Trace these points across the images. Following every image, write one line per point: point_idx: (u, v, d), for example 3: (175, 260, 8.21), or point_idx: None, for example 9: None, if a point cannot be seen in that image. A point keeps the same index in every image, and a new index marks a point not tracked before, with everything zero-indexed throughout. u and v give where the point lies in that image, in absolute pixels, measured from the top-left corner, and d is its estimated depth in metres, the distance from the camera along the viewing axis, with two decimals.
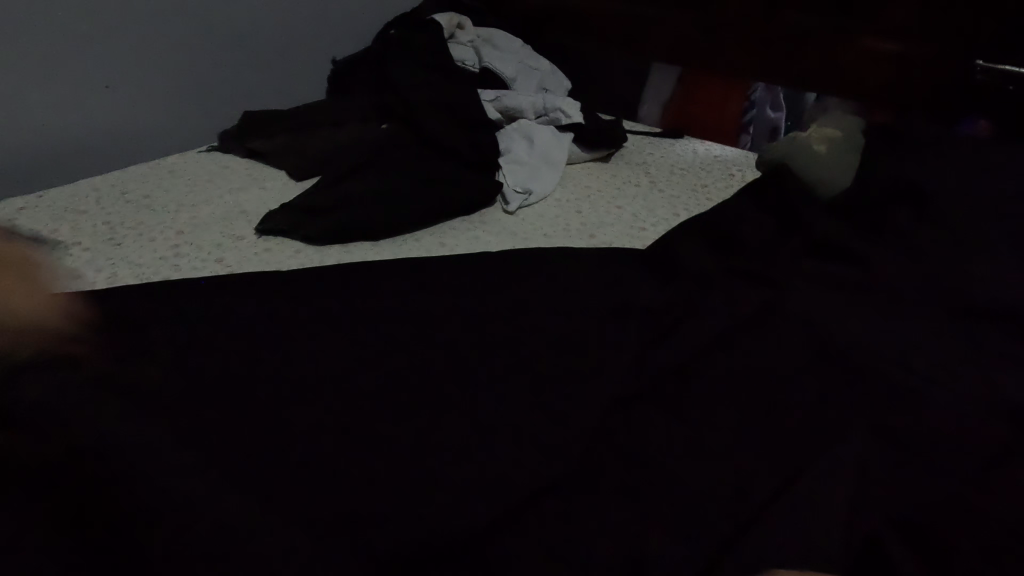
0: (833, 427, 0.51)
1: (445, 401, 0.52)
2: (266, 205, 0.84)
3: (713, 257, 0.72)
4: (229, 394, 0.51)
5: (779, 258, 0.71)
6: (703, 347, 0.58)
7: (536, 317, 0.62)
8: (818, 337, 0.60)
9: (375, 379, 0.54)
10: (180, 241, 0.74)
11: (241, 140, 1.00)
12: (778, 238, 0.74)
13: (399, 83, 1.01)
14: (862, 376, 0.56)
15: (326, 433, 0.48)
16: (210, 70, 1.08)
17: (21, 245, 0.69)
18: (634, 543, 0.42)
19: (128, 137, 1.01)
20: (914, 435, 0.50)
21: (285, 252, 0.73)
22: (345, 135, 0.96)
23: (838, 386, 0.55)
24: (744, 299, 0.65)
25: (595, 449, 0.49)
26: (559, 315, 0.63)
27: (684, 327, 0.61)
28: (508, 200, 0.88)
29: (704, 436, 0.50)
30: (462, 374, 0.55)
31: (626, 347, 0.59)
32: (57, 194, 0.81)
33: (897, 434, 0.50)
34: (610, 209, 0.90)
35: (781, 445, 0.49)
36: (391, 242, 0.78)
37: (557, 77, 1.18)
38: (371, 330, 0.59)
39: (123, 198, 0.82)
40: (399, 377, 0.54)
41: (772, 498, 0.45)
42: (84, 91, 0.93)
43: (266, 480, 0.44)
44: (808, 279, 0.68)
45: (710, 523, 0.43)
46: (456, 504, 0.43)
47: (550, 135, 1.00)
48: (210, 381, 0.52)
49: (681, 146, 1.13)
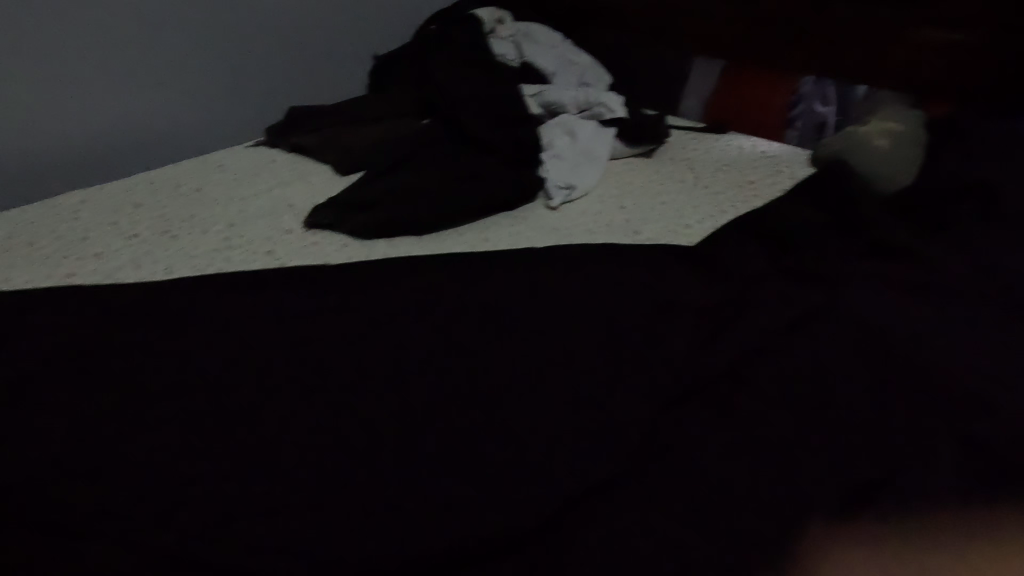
0: (894, 434, 0.49)
1: (491, 396, 0.52)
2: (312, 199, 0.85)
3: (763, 255, 0.70)
4: (282, 384, 0.52)
5: (832, 257, 0.69)
6: (756, 347, 0.57)
7: (581, 314, 0.62)
8: (876, 337, 0.57)
9: (420, 373, 0.54)
10: (232, 233, 0.76)
11: (286, 136, 1.01)
12: (832, 235, 0.72)
13: (441, 80, 1.01)
14: (925, 380, 0.54)
15: (374, 425, 0.49)
16: (257, 67, 1.11)
17: (85, 236, 0.73)
18: (683, 545, 0.41)
19: (181, 133, 1.04)
20: (981, 446, 0.47)
21: (332, 245, 0.75)
22: (388, 130, 0.97)
23: (900, 390, 0.53)
24: (795, 299, 0.63)
25: (644, 448, 0.48)
26: (604, 312, 0.62)
27: (733, 327, 0.60)
28: (550, 195, 0.87)
29: (756, 438, 0.49)
30: (507, 369, 0.54)
31: (673, 346, 0.57)
32: (116, 187, 0.84)
33: (965, 444, 0.47)
34: (654, 204, 0.88)
35: (838, 453, 0.47)
36: (435, 236, 0.78)
37: (598, 70, 1.17)
38: (417, 324, 0.60)
39: (176, 192, 0.85)
40: (445, 372, 0.54)
41: (828, 505, 0.43)
42: (141, 88, 0.96)
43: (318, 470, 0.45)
44: (864, 277, 0.65)
45: (764, 528, 0.42)
46: (500, 500, 0.43)
47: (592, 129, 0.99)
48: (263, 372, 0.53)
49: (726, 141, 1.10)
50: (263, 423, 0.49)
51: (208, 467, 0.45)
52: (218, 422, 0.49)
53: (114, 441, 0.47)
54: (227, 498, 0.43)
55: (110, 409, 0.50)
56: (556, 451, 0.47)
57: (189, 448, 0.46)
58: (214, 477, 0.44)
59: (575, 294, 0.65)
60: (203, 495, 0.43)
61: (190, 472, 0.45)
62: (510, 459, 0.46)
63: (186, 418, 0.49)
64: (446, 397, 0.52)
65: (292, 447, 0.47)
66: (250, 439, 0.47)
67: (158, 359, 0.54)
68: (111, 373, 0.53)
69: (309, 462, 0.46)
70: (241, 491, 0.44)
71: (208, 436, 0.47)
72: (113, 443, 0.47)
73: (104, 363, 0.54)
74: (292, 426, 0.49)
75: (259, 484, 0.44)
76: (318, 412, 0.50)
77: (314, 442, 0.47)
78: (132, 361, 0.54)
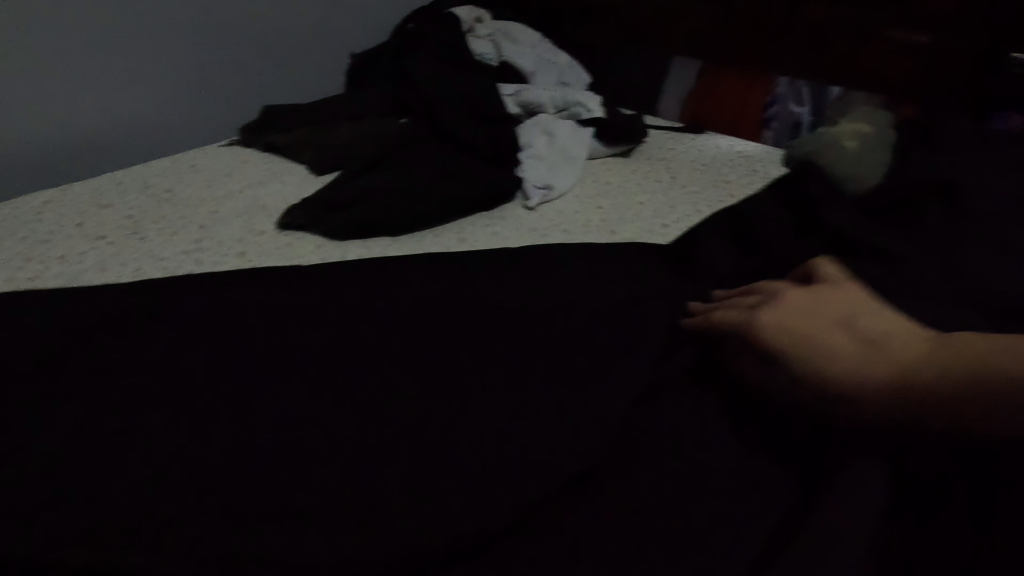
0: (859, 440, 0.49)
1: (465, 396, 0.51)
2: (286, 199, 0.84)
3: (736, 255, 0.71)
4: (250, 387, 0.51)
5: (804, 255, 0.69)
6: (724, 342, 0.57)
7: (556, 314, 0.62)
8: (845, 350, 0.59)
9: (393, 375, 0.53)
10: (202, 235, 0.75)
11: (261, 135, 1.00)
12: (804, 235, 0.73)
13: (418, 78, 1.00)
14: None
15: (343, 428, 0.48)
16: (228, 65, 1.09)
17: (48, 239, 0.71)
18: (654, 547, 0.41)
19: (151, 131, 1.02)
20: None
21: (306, 246, 0.74)
22: (364, 129, 0.96)
23: None
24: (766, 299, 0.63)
25: (615, 450, 0.48)
26: (579, 312, 0.62)
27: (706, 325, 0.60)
28: (528, 195, 0.87)
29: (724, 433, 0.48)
30: (481, 370, 0.54)
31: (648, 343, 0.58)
32: (82, 188, 0.82)
33: None
34: (631, 204, 0.89)
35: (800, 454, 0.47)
36: (410, 237, 0.77)
37: (576, 70, 1.17)
38: (390, 326, 0.59)
39: (146, 191, 0.83)
40: (418, 373, 0.54)
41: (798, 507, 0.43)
42: (109, 87, 0.94)
43: (282, 478, 0.44)
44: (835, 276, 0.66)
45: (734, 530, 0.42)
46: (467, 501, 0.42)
47: (570, 129, 0.99)
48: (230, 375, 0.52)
49: (703, 141, 1.11)
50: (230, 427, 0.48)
51: (168, 472, 0.44)
52: (184, 428, 0.47)
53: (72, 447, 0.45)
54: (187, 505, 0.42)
55: (67, 416, 0.48)
56: (530, 449, 0.46)
57: (152, 454, 0.45)
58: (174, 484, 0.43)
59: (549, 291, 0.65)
60: (163, 503, 0.42)
61: (152, 477, 0.43)
62: (479, 459, 0.46)
63: (149, 422, 0.48)
64: (418, 399, 0.51)
65: (258, 452, 0.46)
66: (216, 444, 0.46)
67: (122, 362, 0.53)
68: (71, 379, 0.51)
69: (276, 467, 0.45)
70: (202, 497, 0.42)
71: (171, 441, 0.46)
72: (71, 449, 0.45)
73: (63, 368, 0.52)
74: (261, 429, 0.48)
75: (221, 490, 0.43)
76: (287, 414, 0.49)
77: (280, 446, 0.46)
78: (95, 366, 0.53)
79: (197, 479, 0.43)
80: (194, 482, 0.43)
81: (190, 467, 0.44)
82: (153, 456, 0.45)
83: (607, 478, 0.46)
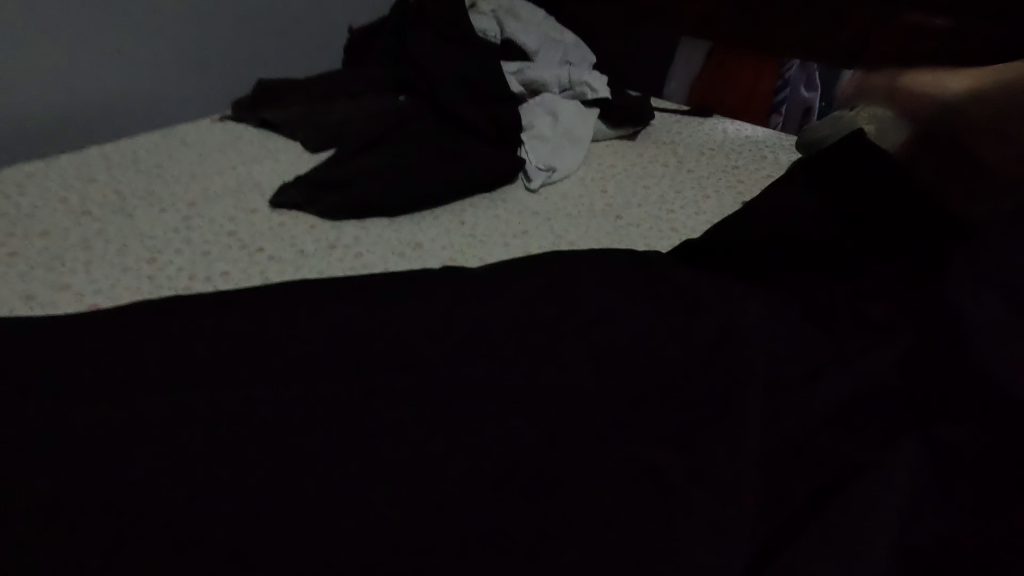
0: (874, 437, 0.46)
1: (465, 367, 0.47)
2: (280, 178, 0.81)
3: None
4: (227, 352, 0.46)
5: None
6: None
7: (564, 281, 0.56)
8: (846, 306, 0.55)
9: (384, 343, 0.48)
10: (191, 213, 0.72)
11: (254, 111, 0.97)
12: None
13: (418, 55, 0.97)
14: None
15: (331, 401, 0.43)
16: (220, 37, 1.05)
17: (30, 214, 0.68)
18: None
19: (140, 105, 0.99)
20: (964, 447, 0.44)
21: (299, 227, 0.71)
22: (362, 106, 0.93)
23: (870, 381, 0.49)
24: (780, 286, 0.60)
25: None
26: (589, 277, 0.57)
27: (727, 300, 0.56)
28: (530, 177, 0.84)
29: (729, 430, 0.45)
30: (484, 339, 0.49)
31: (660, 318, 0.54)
32: (66, 161, 0.79)
33: (943, 446, 0.44)
34: (637, 188, 0.86)
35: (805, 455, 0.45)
36: (407, 219, 0.75)
37: (581, 49, 1.13)
38: (382, 285, 0.54)
39: (134, 167, 0.80)
40: (416, 340, 0.49)
41: (803, 508, 0.41)
42: (95, 58, 0.90)
43: None
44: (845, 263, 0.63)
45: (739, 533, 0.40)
46: None
47: (574, 111, 0.97)
48: (205, 339, 0.47)
49: (710, 125, 1.08)
50: (205, 396, 0.43)
51: None
52: None
53: (27, 416, 0.40)
54: (156, 485, 0.37)
55: None
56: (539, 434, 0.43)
57: None
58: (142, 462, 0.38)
59: (555, 259, 0.58)
60: (127, 482, 0.37)
61: (117, 454, 0.39)
62: None
63: (114, 392, 0.42)
64: (415, 372, 0.46)
65: (237, 427, 0.41)
66: (190, 416, 0.41)
67: (84, 323, 0.48)
68: (26, 340, 0.46)
69: (259, 443, 0.40)
70: (172, 476, 0.38)
71: (136, 413, 0.41)
72: (25, 419, 0.40)
73: (20, 330, 0.47)
74: (237, 401, 0.43)
75: (196, 470, 0.38)
76: (270, 384, 0.44)
77: (263, 420, 0.42)
78: (55, 327, 0.47)
79: (168, 457, 0.39)
80: (166, 460, 0.38)
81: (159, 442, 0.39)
82: (120, 427, 0.40)
83: None
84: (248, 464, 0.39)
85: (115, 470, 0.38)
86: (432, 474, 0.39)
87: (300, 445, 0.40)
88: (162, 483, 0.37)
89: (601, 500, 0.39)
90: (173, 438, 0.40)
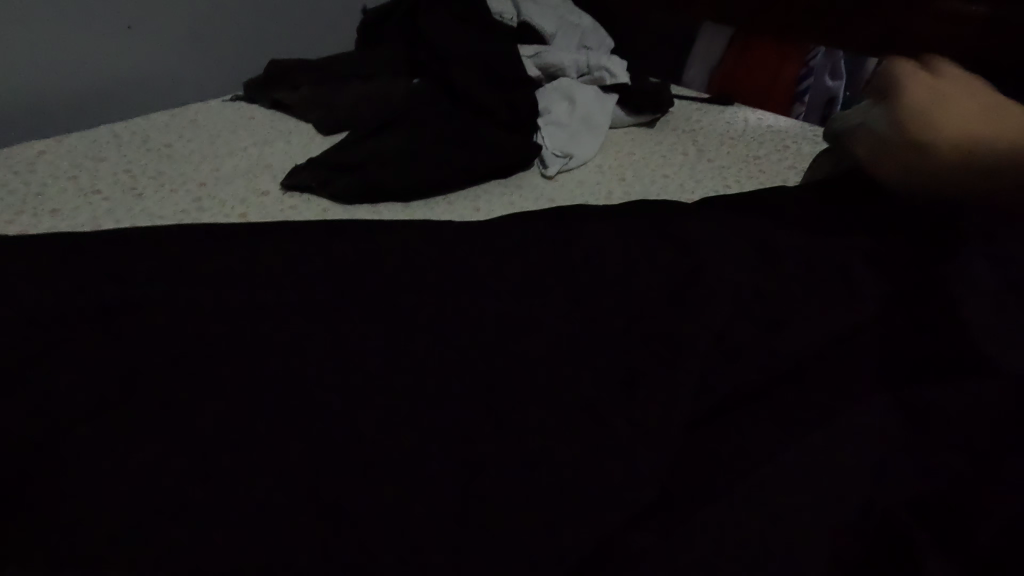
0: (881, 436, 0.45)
1: (481, 369, 0.49)
2: (291, 159, 0.80)
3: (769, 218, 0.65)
4: (258, 347, 0.50)
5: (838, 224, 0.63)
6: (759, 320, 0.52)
7: (582, 287, 0.57)
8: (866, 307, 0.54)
9: (398, 351, 0.50)
10: (201, 192, 0.71)
11: (266, 91, 0.95)
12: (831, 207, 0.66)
13: (434, 36, 0.94)
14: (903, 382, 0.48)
15: (354, 398, 0.47)
16: (230, 12, 1.03)
17: (42, 192, 0.67)
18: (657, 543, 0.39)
19: (149, 83, 0.98)
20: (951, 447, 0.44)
21: (311, 210, 0.70)
22: (377, 88, 0.91)
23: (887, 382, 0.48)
24: None
25: (622, 437, 0.44)
26: (602, 273, 0.58)
27: None
28: (547, 163, 0.83)
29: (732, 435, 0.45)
30: (498, 343, 0.51)
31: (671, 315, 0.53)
32: (75, 139, 0.78)
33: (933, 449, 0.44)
34: (654, 176, 0.85)
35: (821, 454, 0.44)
36: (420, 205, 0.74)
37: (599, 33, 1.10)
38: (398, 290, 0.56)
39: (145, 146, 0.79)
40: (426, 349, 0.51)
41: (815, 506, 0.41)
42: (105, 36, 0.89)
43: (275, 467, 0.42)
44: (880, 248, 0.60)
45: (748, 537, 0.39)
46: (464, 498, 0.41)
47: (591, 97, 0.95)
48: (238, 336, 0.51)
49: (732, 112, 1.05)
50: (240, 391, 0.46)
51: (154, 459, 0.42)
52: (178, 406, 0.45)
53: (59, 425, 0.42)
54: (202, 469, 0.42)
55: (61, 384, 0.46)
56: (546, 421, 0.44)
57: (146, 428, 0.44)
58: (191, 448, 0.43)
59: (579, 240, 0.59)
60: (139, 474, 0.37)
61: (168, 439, 0.43)
62: (478, 449, 0.44)
63: (162, 386, 0.46)
64: (430, 378, 0.48)
65: (272, 417, 0.45)
66: (236, 410, 0.45)
67: (130, 309, 0.52)
68: (77, 332, 0.50)
69: (291, 433, 0.44)
70: (214, 461, 0.42)
71: None
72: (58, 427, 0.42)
73: (68, 321, 0.50)
74: (274, 393, 0.47)
75: (235, 459, 0.42)
76: (301, 381, 0.48)
77: (295, 414, 0.45)
78: (103, 321, 0.51)
79: (210, 448, 0.43)
80: (211, 448, 0.43)
81: (205, 433, 0.44)
82: (173, 413, 0.45)
83: (609, 462, 0.43)
84: (281, 453, 0.43)
85: (167, 453, 0.42)
86: (448, 458, 0.43)
87: (327, 442, 0.44)
88: (205, 466, 0.42)
89: (602, 501, 0.41)
90: (217, 426, 0.44)
